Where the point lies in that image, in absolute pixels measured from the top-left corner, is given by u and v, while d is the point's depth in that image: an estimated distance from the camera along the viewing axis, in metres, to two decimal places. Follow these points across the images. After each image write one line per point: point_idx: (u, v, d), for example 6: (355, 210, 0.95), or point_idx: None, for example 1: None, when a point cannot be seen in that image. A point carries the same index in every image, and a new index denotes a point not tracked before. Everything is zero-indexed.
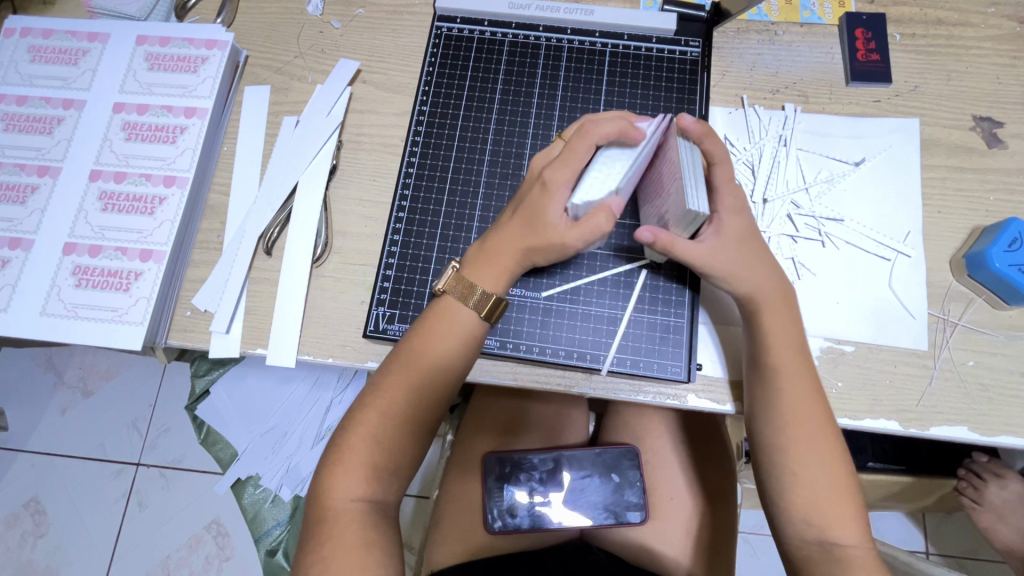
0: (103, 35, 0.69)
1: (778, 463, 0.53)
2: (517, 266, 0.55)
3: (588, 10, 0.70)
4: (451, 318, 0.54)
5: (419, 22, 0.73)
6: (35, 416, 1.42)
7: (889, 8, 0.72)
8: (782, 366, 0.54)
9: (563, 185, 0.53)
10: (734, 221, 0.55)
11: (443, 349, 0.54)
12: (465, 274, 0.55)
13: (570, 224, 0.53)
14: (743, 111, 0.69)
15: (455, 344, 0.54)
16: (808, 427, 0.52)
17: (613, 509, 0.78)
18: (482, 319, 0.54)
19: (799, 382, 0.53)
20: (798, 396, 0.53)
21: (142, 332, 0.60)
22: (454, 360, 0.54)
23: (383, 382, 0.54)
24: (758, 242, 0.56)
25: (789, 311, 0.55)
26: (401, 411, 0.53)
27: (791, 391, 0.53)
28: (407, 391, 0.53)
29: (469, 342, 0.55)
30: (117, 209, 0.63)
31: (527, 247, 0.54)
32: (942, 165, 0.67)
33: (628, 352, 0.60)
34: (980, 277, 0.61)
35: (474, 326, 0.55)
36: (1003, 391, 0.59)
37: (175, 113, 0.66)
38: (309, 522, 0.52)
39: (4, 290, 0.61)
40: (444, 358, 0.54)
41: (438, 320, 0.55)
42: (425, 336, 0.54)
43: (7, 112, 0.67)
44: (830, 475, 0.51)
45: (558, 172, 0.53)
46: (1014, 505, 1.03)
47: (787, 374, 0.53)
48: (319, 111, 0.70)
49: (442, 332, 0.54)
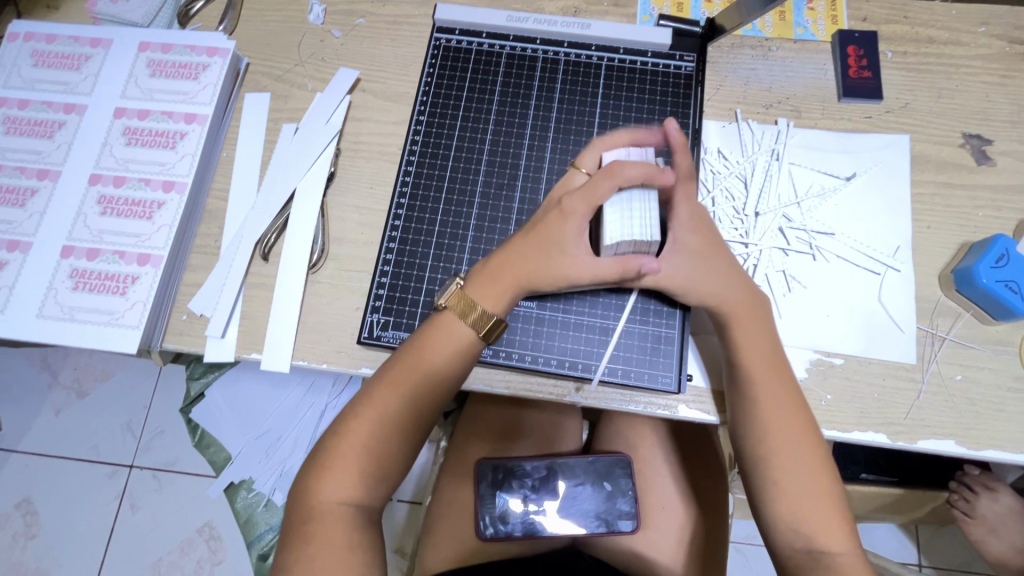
0: (105, 41, 0.70)
1: (760, 472, 0.53)
2: (522, 288, 0.56)
3: (584, 24, 0.71)
4: (449, 330, 0.55)
5: (418, 33, 0.74)
6: (29, 416, 1.42)
7: (881, 26, 0.74)
8: (756, 378, 0.54)
9: (575, 209, 0.54)
10: (693, 237, 0.57)
11: (440, 361, 0.55)
12: (468, 292, 0.56)
13: (581, 256, 0.54)
14: (736, 125, 0.70)
15: (453, 360, 0.55)
16: (786, 436, 0.53)
17: (604, 517, 0.79)
18: (478, 336, 0.55)
19: (775, 393, 0.54)
20: (774, 407, 0.54)
21: (138, 336, 0.60)
22: (449, 371, 0.55)
23: (378, 391, 0.54)
24: (718, 255, 0.57)
25: (761, 322, 0.56)
26: (392, 418, 0.53)
27: (766, 403, 0.54)
28: (402, 400, 0.54)
29: (465, 354, 0.55)
30: (116, 214, 0.64)
31: (536, 270, 0.55)
32: (932, 181, 0.68)
33: (620, 362, 0.61)
34: (968, 292, 0.61)
35: (470, 341, 0.55)
36: (991, 405, 0.60)
37: (176, 119, 0.67)
38: (296, 524, 0.52)
39: (1, 292, 0.61)
40: (439, 371, 0.54)
41: (435, 333, 0.55)
42: (424, 346, 0.55)
43: (8, 116, 0.67)
44: (811, 483, 0.51)
45: (576, 203, 0.54)
46: (1004, 518, 1.04)
47: (762, 385, 0.54)
48: (318, 119, 0.71)
49: (439, 344, 0.55)
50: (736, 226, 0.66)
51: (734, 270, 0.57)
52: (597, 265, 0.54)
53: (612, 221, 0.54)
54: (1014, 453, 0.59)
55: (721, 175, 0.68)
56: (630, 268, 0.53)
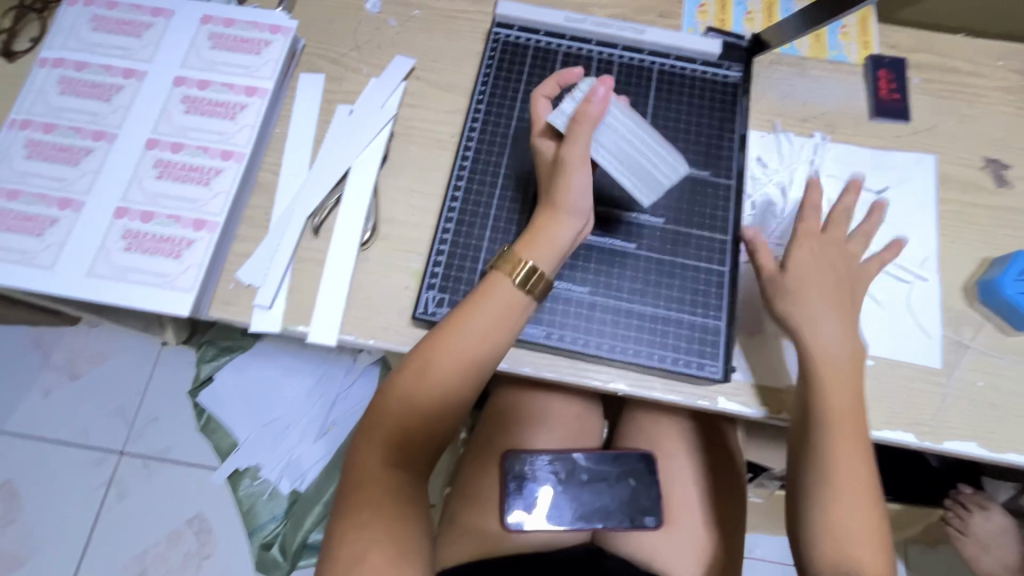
0: (167, 11, 0.71)
1: (816, 501, 0.55)
2: (552, 219, 0.57)
3: (639, 29, 0.74)
4: (497, 293, 0.56)
5: (474, 28, 0.77)
6: (18, 395, 1.37)
7: (908, 54, 0.79)
8: (838, 417, 0.55)
9: (579, 157, 0.56)
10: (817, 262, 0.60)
11: (488, 322, 0.56)
12: (514, 253, 0.57)
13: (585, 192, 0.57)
14: (776, 135, 0.73)
15: (501, 319, 0.56)
16: (849, 469, 0.55)
17: (628, 513, 0.80)
18: (522, 291, 0.56)
19: (849, 420, 0.55)
20: (847, 443, 0.55)
21: (191, 299, 0.60)
22: (498, 336, 0.56)
23: (431, 348, 0.55)
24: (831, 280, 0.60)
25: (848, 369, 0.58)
26: (446, 379, 0.54)
27: (841, 439, 0.55)
28: (452, 359, 0.54)
29: (511, 319, 0.57)
30: (173, 178, 0.64)
31: (549, 196, 0.58)
32: (955, 200, 0.72)
33: (668, 349, 0.62)
34: (992, 303, 0.66)
35: (515, 302, 0.57)
36: (1011, 410, 0.63)
37: (236, 92, 0.68)
38: (345, 489, 0.53)
39: (51, 249, 0.61)
40: (491, 336, 0.56)
41: (490, 295, 0.56)
42: (478, 311, 0.56)
43: (65, 76, 0.68)
44: (866, 520, 0.54)
45: (573, 150, 0.56)
46: (997, 536, 1.07)
47: (840, 422, 0.55)
48: (374, 103, 0.72)
49: (492, 308, 0.56)
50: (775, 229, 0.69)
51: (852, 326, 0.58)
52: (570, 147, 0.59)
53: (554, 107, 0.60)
54: None
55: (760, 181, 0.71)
56: (585, 116, 0.57)
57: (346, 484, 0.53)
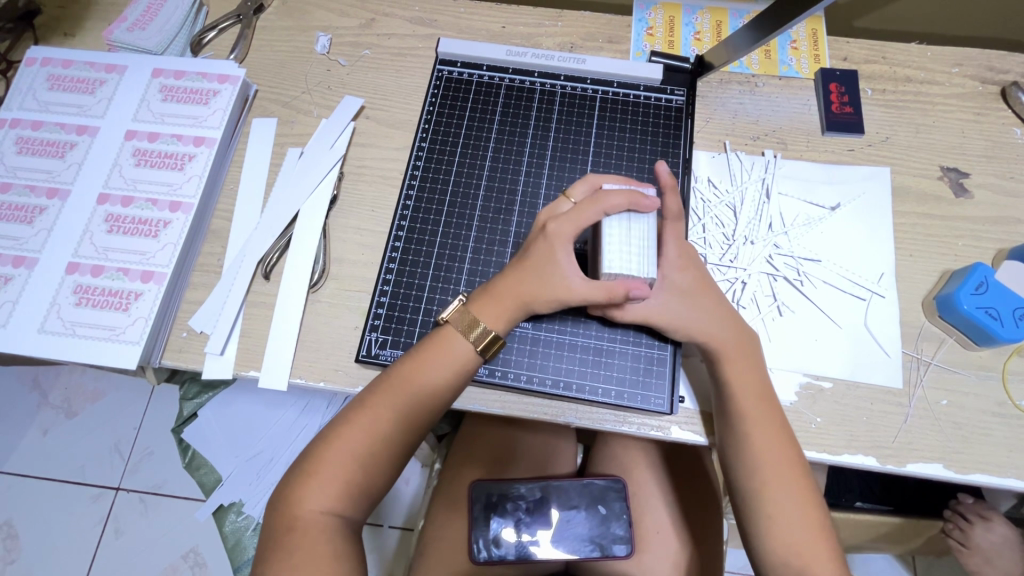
0: (119, 67, 0.73)
1: (754, 508, 0.54)
2: (518, 311, 0.57)
3: (580, 59, 0.74)
4: (448, 347, 0.56)
5: (422, 64, 0.78)
6: (15, 436, 1.40)
7: (861, 65, 0.78)
8: (754, 418, 0.56)
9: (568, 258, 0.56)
10: (683, 275, 0.59)
11: (434, 374, 0.55)
12: (469, 307, 0.57)
13: (572, 280, 0.56)
14: (725, 155, 0.73)
15: (448, 369, 0.56)
16: (777, 468, 0.54)
17: (598, 541, 0.78)
18: (476, 352, 0.56)
19: (757, 420, 0.56)
20: (765, 440, 0.55)
21: (138, 351, 0.61)
22: (444, 385, 0.55)
23: (376, 400, 0.54)
24: (708, 295, 0.60)
25: (747, 354, 0.58)
26: (389, 434, 0.54)
27: (762, 457, 0.54)
28: (396, 413, 0.54)
29: (458, 370, 0.56)
30: (122, 231, 0.65)
31: (529, 294, 0.57)
32: (913, 212, 0.70)
33: (613, 382, 0.62)
34: (950, 318, 0.63)
35: (468, 357, 0.56)
36: (975, 429, 0.61)
37: (185, 142, 0.70)
38: (279, 533, 0.51)
39: (5, 307, 0.62)
40: (436, 385, 0.55)
41: (436, 348, 0.56)
42: (424, 361, 0.56)
43: (22, 136, 0.70)
44: (804, 526, 0.52)
45: (564, 226, 0.56)
46: (1002, 549, 1.01)
47: (756, 422, 0.56)
48: (323, 143, 0.73)
49: (438, 361, 0.56)
50: (725, 252, 0.69)
51: (722, 306, 0.60)
52: (589, 286, 0.56)
53: (612, 247, 0.55)
54: (1001, 478, 0.60)
55: (711, 203, 0.71)
56: (619, 294, 0.54)
57: (280, 524, 0.52)
